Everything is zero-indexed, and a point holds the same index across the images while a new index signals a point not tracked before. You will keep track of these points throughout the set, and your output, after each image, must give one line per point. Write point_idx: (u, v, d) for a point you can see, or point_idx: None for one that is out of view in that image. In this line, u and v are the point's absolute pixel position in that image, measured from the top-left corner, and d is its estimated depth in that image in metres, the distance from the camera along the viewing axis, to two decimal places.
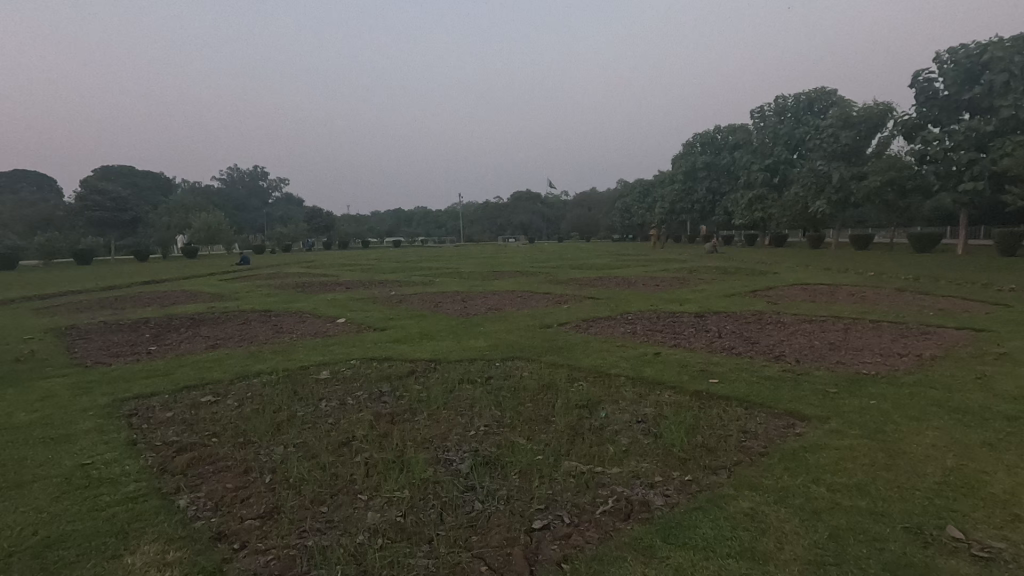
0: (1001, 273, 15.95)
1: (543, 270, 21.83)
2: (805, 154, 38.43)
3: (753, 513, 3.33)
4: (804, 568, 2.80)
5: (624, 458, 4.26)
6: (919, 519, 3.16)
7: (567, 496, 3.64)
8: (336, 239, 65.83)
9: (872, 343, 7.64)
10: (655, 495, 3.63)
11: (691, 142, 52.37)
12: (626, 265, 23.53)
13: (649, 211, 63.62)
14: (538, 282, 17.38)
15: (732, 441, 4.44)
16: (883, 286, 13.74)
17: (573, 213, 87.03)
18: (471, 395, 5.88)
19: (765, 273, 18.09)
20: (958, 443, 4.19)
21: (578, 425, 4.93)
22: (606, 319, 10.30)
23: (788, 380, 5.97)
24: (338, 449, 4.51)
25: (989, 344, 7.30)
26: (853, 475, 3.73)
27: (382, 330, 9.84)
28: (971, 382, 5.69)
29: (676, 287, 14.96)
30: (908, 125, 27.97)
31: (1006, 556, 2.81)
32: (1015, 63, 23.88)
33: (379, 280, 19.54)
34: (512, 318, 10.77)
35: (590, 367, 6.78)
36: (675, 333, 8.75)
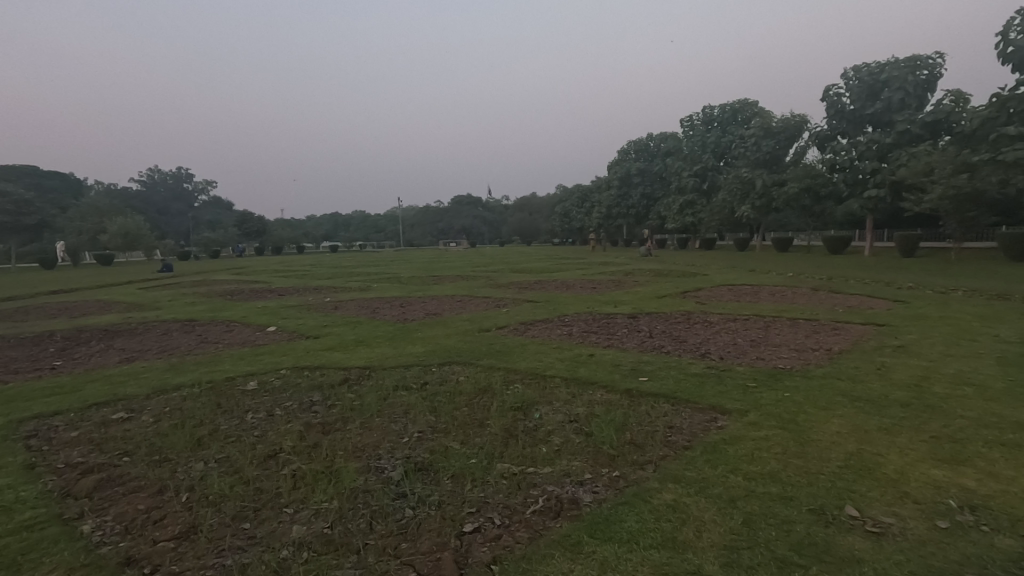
0: (901, 273, 17.41)
1: (483, 275, 21.97)
2: (731, 161, 40.53)
3: (675, 505, 3.47)
4: (718, 553, 2.96)
5: (555, 457, 4.34)
6: (822, 501, 3.42)
7: (499, 498, 3.68)
8: (269, 245, 63.18)
9: (788, 339, 8.17)
10: (584, 493, 3.72)
11: (625, 149, 54.16)
12: (565, 268, 23.95)
13: (588, 216, 65.13)
14: (478, 286, 17.43)
15: (658, 436, 4.63)
16: (799, 286, 14.76)
17: (515, 217, 87.64)
18: (405, 401, 5.82)
19: (696, 275, 18.93)
20: (859, 429, 4.56)
21: (512, 427, 4.98)
22: (545, 321, 10.47)
23: (712, 376, 6.30)
24: (264, 462, 4.35)
25: (889, 337, 7.99)
26: (767, 464, 3.96)
27: (316, 338, 9.55)
28: (871, 373, 6.22)
29: (612, 290, 15.40)
30: (820, 136, 30.10)
31: (895, 530, 3.08)
32: (909, 82, 26.36)
33: (313, 287, 18.91)
34: (452, 322, 10.75)
35: (526, 369, 6.88)
36: (609, 334, 9.01)
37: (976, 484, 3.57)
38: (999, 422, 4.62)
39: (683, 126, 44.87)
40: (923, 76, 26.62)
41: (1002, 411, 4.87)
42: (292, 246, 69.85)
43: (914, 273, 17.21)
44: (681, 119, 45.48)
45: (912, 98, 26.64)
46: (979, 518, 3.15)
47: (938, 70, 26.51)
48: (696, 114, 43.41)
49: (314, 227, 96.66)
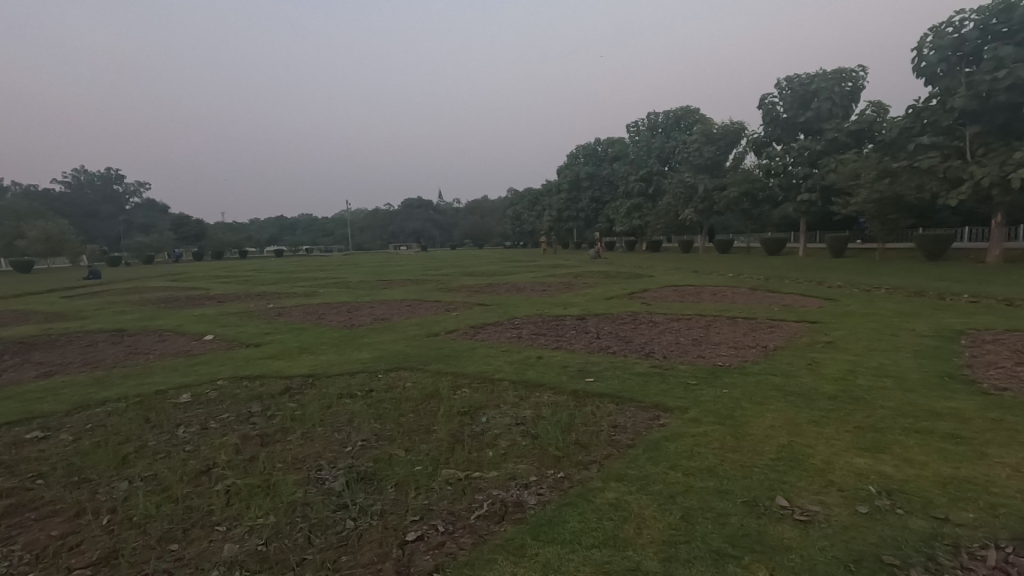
0: (831, 273, 18.43)
1: (433, 278, 21.79)
2: (675, 166, 41.83)
3: (617, 503, 3.53)
4: (658, 549, 3.02)
5: (501, 461, 4.33)
6: (755, 493, 3.56)
7: (443, 505, 3.63)
8: (208, 250, 60.39)
9: (727, 337, 8.49)
10: (528, 495, 3.73)
11: (574, 153, 55.04)
12: (516, 271, 24.06)
13: (539, 219, 65.80)
14: (427, 290, 17.25)
15: (603, 436, 4.70)
16: (739, 286, 15.41)
17: (467, 220, 87.54)
18: (349, 409, 5.67)
19: (643, 277, 19.40)
20: (791, 422, 4.79)
21: (459, 432, 4.94)
22: (494, 324, 10.48)
23: (655, 375, 6.46)
24: (196, 479, 4.13)
25: (819, 334, 8.44)
26: (706, 459, 4.10)
27: (257, 346, 9.19)
28: (803, 367, 6.55)
29: (561, 292, 15.60)
30: (757, 142, 31.50)
31: (820, 517, 3.24)
32: (836, 92, 27.98)
33: (256, 293, 18.21)
34: (401, 327, 10.60)
35: (475, 373, 6.84)
36: (558, 336, 9.10)
37: (893, 469, 3.81)
38: (914, 410, 4.96)
39: (629, 132, 45.97)
40: (848, 88, 28.31)
41: (918, 400, 5.22)
42: (233, 249, 67.16)
43: (843, 273, 18.27)
44: (627, 125, 46.60)
45: (838, 108, 28.31)
46: (895, 503, 3.36)
47: (861, 82, 28.28)
48: (641, 120, 44.59)
49: (256, 230, 92.96)
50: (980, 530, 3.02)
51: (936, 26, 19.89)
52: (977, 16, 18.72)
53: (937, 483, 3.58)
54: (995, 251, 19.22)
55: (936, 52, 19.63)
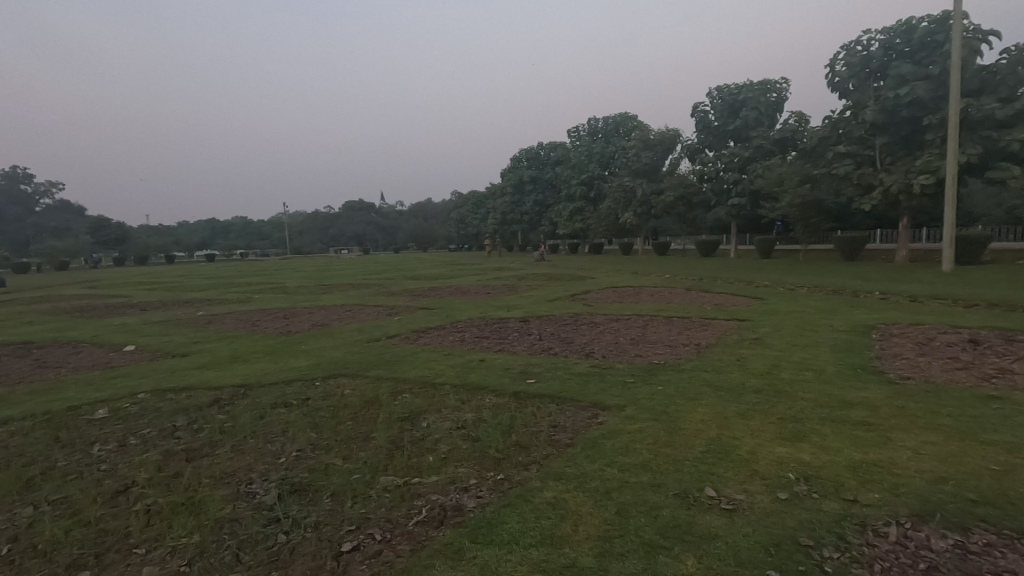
0: (760, 273, 19.44)
1: (375, 282, 21.41)
2: (615, 170, 42.96)
3: (555, 502, 3.59)
4: (593, 545, 3.09)
5: (442, 465, 4.31)
6: (686, 485, 3.70)
7: (381, 513, 3.57)
8: (131, 255, 56.70)
9: (664, 336, 8.80)
10: (468, 498, 3.73)
11: (517, 157, 55.50)
12: (460, 275, 23.98)
13: (483, 222, 65.91)
14: (369, 294, 16.91)
15: (542, 436, 4.76)
16: (675, 287, 16.02)
17: (410, 224, 86.52)
18: (284, 419, 5.47)
19: (585, 279, 19.78)
20: (720, 416, 5.03)
21: (399, 437, 4.87)
22: (437, 328, 10.40)
23: (595, 374, 6.61)
24: (112, 499, 3.87)
25: (748, 331, 8.89)
26: (640, 455, 4.23)
27: (184, 356, 8.71)
28: (732, 363, 6.89)
29: (505, 295, 15.72)
30: (691, 148, 32.83)
31: (744, 505, 3.43)
32: (762, 102, 29.55)
33: (184, 300, 17.26)
34: (340, 333, 10.33)
35: (416, 378, 6.76)
36: (500, 338, 9.14)
37: (810, 457, 4.07)
38: (830, 401, 5.32)
39: (571, 136, 46.82)
40: (773, 98, 29.95)
41: (833, 391, 5.60)
42: (160, 254, 63.38)
43: (770, 273, 19.33)
44: (568, 130, 47.43)
45: (764, 117, 29.92)
46: (811, 488, 3.59)
47: (785, 94, 30.01)
48: (582, 126, 45.54)
49: (185, 233, 88.10)
50: (884, 508, 3.28)
51: (847, 44, 21.38)
52: (881, 35, 20.30)
53: (848, 468, 3.86)
54: (904, 251, 20.86)
55: (848, 68, 21.10)
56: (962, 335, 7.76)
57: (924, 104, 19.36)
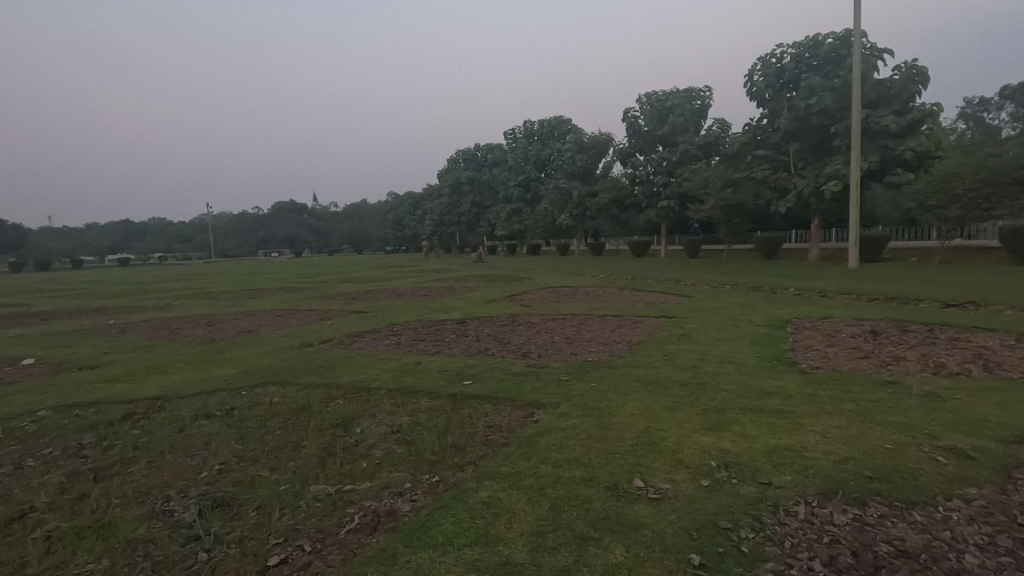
0: (688, 272, 20.32)
1: (307, 286, 20.66)
2: (551, 173, 43.64)
3: (490, 501, 3.61)
4: (527, 541, 3.13)
5: (375, 470, 4.23)
6: (616, 477, 3.83)
7: (311, 522, 3.47)
8: (30, 260, 51.76)
9: (598, 334, 9.04)
10: (402, 503, 3.69)
11: (454, 158, 55.23)
12: (397, 277, 23.61)
13: (421, 223, 65.10)
14: (301, 299, 16.31)
15: (478, 436, 4.77)
16: (609, 286, 16.49)
17: (345, 225, 84.17)
18: (206, 431, 5.19)
19: (523, 279, 20.01)
20: (649, 409, 5.23)
21: (331, 445, 4.74)
22: (373, 331, 10.19)
23: (531, 373, 6.70)
24: (5, 528, 3.54)
25: (676, 327, 9.31)
26: (573, 450, 4.33)
27: (93, 368, 8.06)
28: (661, 358, 7.20)
29: (442, 296, 15.61)
30: (623, 152, 33.86)
31: (670, 493, 3.59)
32: (687, 109, 30.90)
33: (93, 308, 15.97)
34: (269, 339, 9.91)
35: (349, 384, 6.59)
36: (437, 340, 9.08)
37: (730, 444, 4.31)
38: (749, 391, 5.66)
39: (507, 138, 47.12)
40: (698, 105, 31.38)
41: (752, 382, 5.97)
42: (63, 258, 58.21)
43: (697, 272, 20.26)
44: (504, 132, 47.70)
45: (690, 123, 31.30)
46: (730, 473, 3.81)
47: (708, 101, 31.53)
48: (518, 128, 45.95)
49: (94, 236, 81.40)
50: (794, 489, 3.53)
51: (763, 57, 22.78)
52: (793, 49, 21.77)
53: (764, 453, 4.12)
54: (815, 251, 22.46)
55: (765, 79, 22.49)
56: (863, 327, 8.47)
57: (831, 114, 20.93)
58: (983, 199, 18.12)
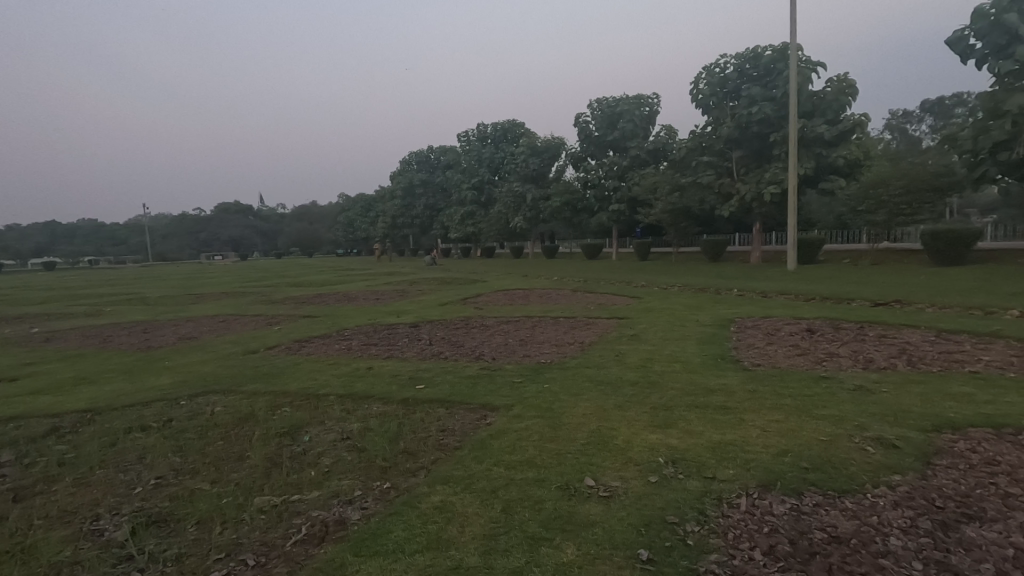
0: (639, 274, 20.80)
1: (253, 290, 19.93)
2: (504, 176, 43.82)
3: (442, 506, 3.58)
4: (479, 544, 3.12)
5: (325, 478, 4.13)
6: (568, 477, 3.88)
7: (255, 535, 3.35)
8: None
9: (550, 336, 9.13)
10: (351, 511, 3.61)
11: (406, 160, 54.59)
12: (348, 280, 23.12)
13: (373, 226, 64.00)
14: (246, 303, 15.72)
15: (431, 441, 4.72)
16: (562, 288, 16.70)
17: (294, 227, 81.73)
18: (141, 444, 4.93)
19: (477, 282, 19.99)
20: (600, 409, 5.32)
21: (277, 454, 4.58)
22: (322, 336, 9.93)
23: (484, 376, 6.69)
24: None
25: (627, 328, 9.52)
26: (526, 452, 4.35)
27: (13, 381, 7.50)
28: (612, 358, 7.34)
29: (395, 300, 15.39)
30: (575, 156, 34.37)
31: (619, 491, 3.66)
32: (636, 115, 31.67)
33: (14, 315, 14.86)
34: (212, 345, 9.50)
35: (297, 391, 6.39)
36: (390, 344, 8.95)
37: (677, 441, 4.45)
38: (696, 389, 5.85)
39: (460, 140, 46.98)
40: (646, 112, 32.20)
41: (698, 380, 6.17)
42: None
43: (647, 274, 20.77)
44: (458, 134, 47.54)
45: (639, 129, 32.08)
46: (677, 469, 3.92)
47: (656, 108, 32.41)
48: (471, 130, 45.94)
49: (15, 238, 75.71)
50: (736, 481, 3.68)
51: (707, 66, 23.63)
52: (735, 59, 22.67)
53: (708, 448, 4.27)
54: (757, 253, 23.46)
55: (709, 87, 23.33)
56: (801, 325, 8.91)
57: (770, 122, 21.93)
58: (905, 205, 19.53)
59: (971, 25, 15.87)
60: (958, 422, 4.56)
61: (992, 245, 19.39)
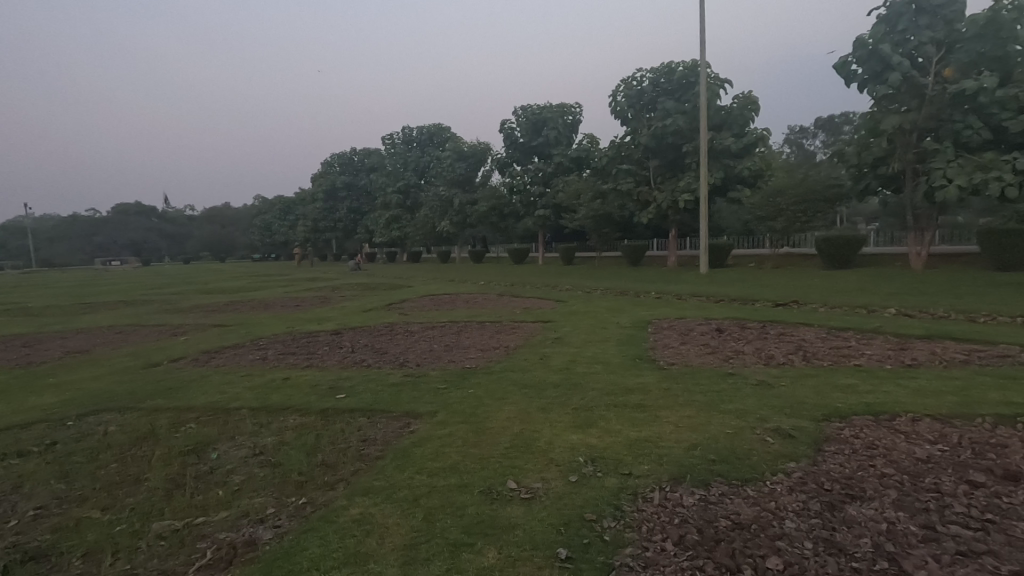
0: (564, 278, 21.30)
1: (156, 298, 18.51)
2: (430, 180, 43.45)
3: (361, 518, 3.48)
4: (399, 555, 3.06)
5: (234, 497, 3.89)
6: (491, 481, 3.89)
7: (152, 565, 3.10)
8: None
9: (476, 340, 9.14)
10: (263, 530, 3.42)
11: (328, 162, 52.83)
12: (265, 287, 22.02)
13: (292, 230, 61.27)
14: (148, 312, 14.55)
15: (350, 452, 4.58)
16: (488, 293, 16.77)
17: (203, 231, 76.66)
18: (18, 472, 4.42)
19: (403, 287, 19.65)
20: (524, 412, 5.38)
21: (180, 475, 4.27)
22: (235, 346, 9.37)
23: (408, 383, 6.57)
24: None
25: (551, 331, 9.71)
26: (449, 458, 4.32)
27: None
28: (537, 361, 7.47)
29: (315, 307, 14.82)
30: (501, 162, 34.68)
31: (540, 492, 3.72)
32: (560, 123, 32.43)
33: None
34: (107, 359, 8.71)
35: (205, 405, 5.99)
36: (308, 353, 8.59)
37: (596, 440, 4.58)
38: (615, 388, 6.06)
39: (385, 143, 46.11)
40: (569, 120, 33.06)
41: (618, 380, 6.40)
42: None
43: (572, 278, 21.32)
44: (382, 137, 46.65)
45: (563, 137, 32.87)
46: (596, 467, 4.05)
47: (579, 117, 33.35)
48: (396, 133, 45.20)
49: None
50: (651, 477, 3.85)
51: (625, 79, 24.65)
52: (651, 73, 23.79)
53: (625, 446, 4.44)
54: (673, 257, 24.73)
55: (627, 99, 24.34)
56: (711, 326, 9.47)
57: (683, 134, 23.20)
58: (801, 214, 21.32)
59: (853, 52, 17.54)
60: (844, 411, 5.02)
61: (875, 251, 21.51)
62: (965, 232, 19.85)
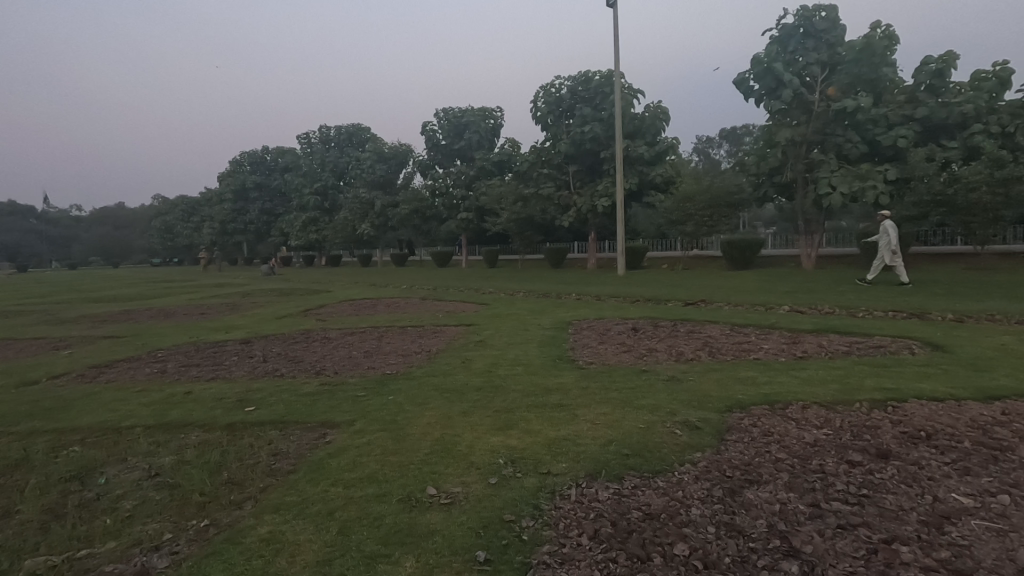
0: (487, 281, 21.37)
1: (33, 308, 16.58)
2: (349, 181, 42.15)
3: (270, 536, 3.30)
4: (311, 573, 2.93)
5: (125, 524, 3.57)
6: (409, 489, 3.82)
7: None
8: None
9: (396, 346, 8.95)
10: (158, 558, 3.16)
11: (237, 160, 49.87)
12: (166, 294, 20.36)
13: (197, 232, 57.18)
14: (24, 324, 13.00)
15: (259, 467, 4.33)
16: (410, 296, 16.49)
17: (93, 233, 69.78)
18: None
19: (320, 292, 18.87)
20: (445, 417, 5.33)
21: (60, 504, 3.85)
22: (129, 359, 8.58)
23: (324, 392, 6.32)
24: None
25: (473, 334, 9.70)
26: (365, 468, 4.20)
27: None
28: (458, 365, 7.43)
29: (223, 314, 13.90)
30: (423, 164, 34.30)
31: (460, 497, 3.70)
32: (482, 127, 32.57)
33: None
34: None
35: (92, 425, 5.43)
36: (214, 364, 8.03)
37: (517, 441, 4.63)
38: (536, 389, 6.15)
39: (300, 141, 44.21)
40: (491, 124, 33.29)
41: (538, 381, 6.50)
42: None
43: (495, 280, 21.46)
44: (297, 136, 44.71)
45: (484, 141, 33.03)
46: (516, 468, 4.09)
47: (500, 121, 33.66)
48: (312, 133, 43.46)
49: None
50: (568, 474, 3.94)
51: (544, 86, 25.20)
52: (569, 82, 24.46)
53: (544, 445, 4.51)
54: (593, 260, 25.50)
55: (547, 106, 24.89)
56: (628, 325, 9.85)
57: (600, 140, 24.06)
58: (708, 218, 22.73)
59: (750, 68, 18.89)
60: (744, 402, 5.39)
61: (772, 253, 23.37)
62: (847, 235, 22.06)
